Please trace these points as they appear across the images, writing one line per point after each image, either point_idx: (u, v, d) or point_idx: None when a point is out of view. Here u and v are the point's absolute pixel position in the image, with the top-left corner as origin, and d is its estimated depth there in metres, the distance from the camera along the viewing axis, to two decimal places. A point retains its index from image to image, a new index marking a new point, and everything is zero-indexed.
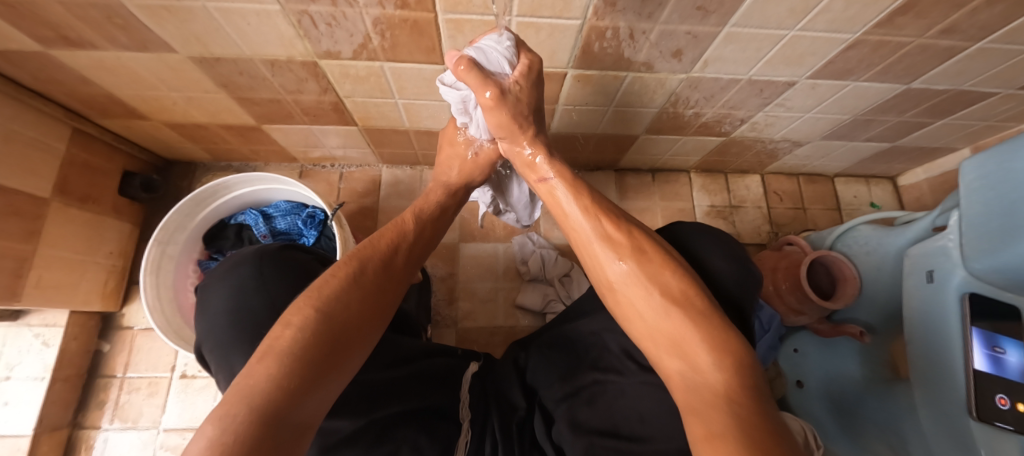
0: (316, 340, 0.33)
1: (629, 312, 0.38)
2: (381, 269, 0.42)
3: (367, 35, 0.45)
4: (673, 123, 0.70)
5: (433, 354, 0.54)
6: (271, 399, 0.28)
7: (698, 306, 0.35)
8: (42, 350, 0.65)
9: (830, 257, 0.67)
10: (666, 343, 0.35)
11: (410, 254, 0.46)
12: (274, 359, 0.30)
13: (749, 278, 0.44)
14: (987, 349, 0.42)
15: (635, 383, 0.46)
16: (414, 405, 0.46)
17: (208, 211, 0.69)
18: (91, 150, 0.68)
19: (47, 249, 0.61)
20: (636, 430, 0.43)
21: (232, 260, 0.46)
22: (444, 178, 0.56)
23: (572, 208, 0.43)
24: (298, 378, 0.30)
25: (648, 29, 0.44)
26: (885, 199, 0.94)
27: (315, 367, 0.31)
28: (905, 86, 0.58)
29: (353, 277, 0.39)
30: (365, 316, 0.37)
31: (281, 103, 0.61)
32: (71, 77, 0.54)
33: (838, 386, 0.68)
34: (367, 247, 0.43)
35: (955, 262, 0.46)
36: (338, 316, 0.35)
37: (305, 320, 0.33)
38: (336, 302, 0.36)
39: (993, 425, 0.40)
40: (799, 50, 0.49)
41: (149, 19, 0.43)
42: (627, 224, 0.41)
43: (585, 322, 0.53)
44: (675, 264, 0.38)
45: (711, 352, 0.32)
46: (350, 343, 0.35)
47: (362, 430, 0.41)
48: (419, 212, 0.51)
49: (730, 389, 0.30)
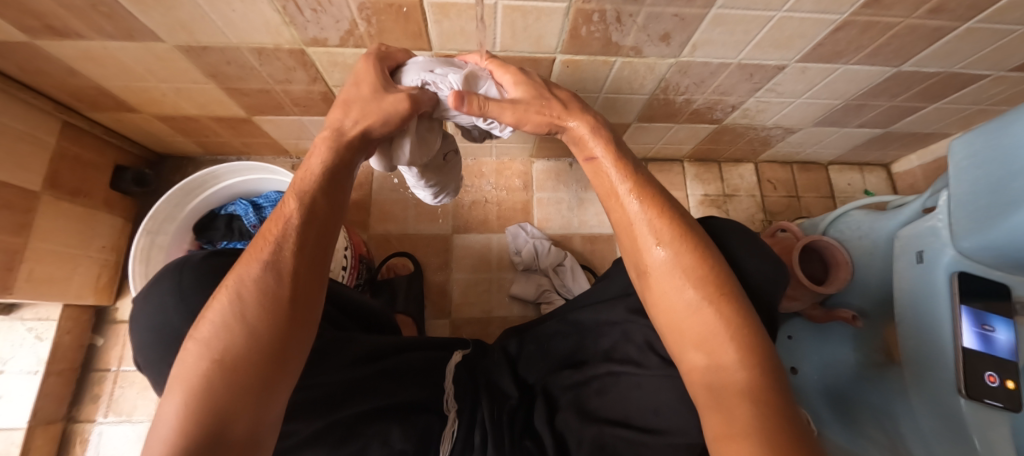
0: (212, 371, 0.30)
1: (660, 303, 0.37)
2: (266, 272, 0.35)
3: (354, 21, 0.45)
4: (664, 110, 0.69)
5: (410, 349, 0.54)
6: (183, 435, 0.28)
7: (732, 305, 0.34)
8: (35, 344, 0.65)
9: (822, 242, 0.67)
10: (691, 337, 0.35)
11: (294, 235, 0.37)
12: (178, 398, 0.29)
13: (779, 277, 0.44)
14: (976, 327, 0.43)
15: (655, 376, 0.43)
16: (380, 403, 0.46)
17: (198, 201, 0.68)
18: (82, 144, 0.67)
19: (38, 243, 0.61)
20: (651, 422, 0.42)
21: (158, 273, 0.45)
22: (336, 132, 0.40)
23: (627, 195, 0.40)
24: (207, 411, 0.29)
25: (635, 12, 0.44)
26: (879, 187, 0.94)
27: (224, 393, 0.29)
28: (895, 69, 0.58)
29: (235, 298, 0.34)
30: (257, 323, 0.33)
31: (271, 93, 0.61)
32: (59, 68, 0.54)
33: (831, 373, 0.69)
34: (241, 263, 0.36)
35: (944, 242, 0.46)
36: (223, 341, 0.32)
37: (194, 359, 0.31)
38: (227, 326, 0.32)
39: (982, 402, 0.41)
40: (787, 33, 0.49)
41: (134, 7, 0.42)
42: (678, 211, 0.40)
43: (606, 311, 0.50)
44: (711, 259, 0.37)
45: (739, 351, 0.32)
46: (258, 364, 0.31)
47: (318, 434, 0.41)
48: (303, 189, 0.39)
49: (754, 389, 0.30)
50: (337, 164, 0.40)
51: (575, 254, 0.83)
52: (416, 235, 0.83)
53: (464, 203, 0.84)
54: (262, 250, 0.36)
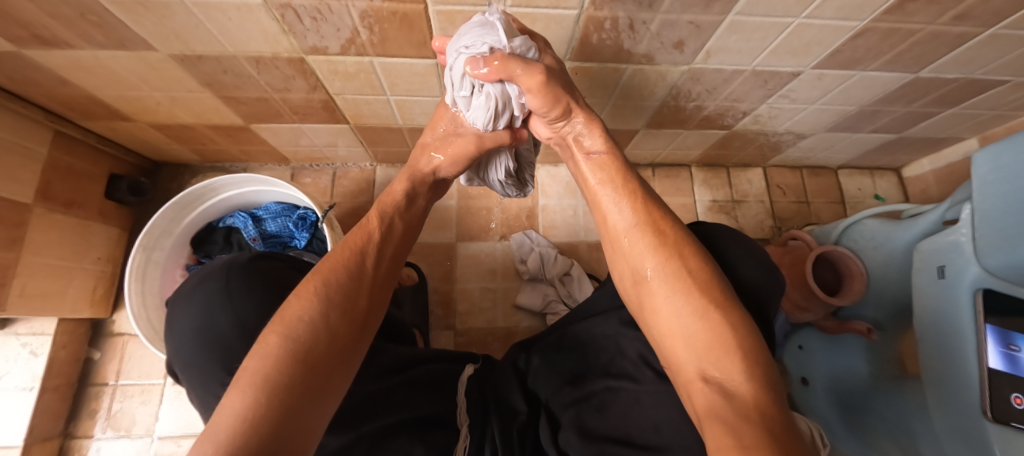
0: (290, 365, 0.32)
1: (657, 309, 0.36)
2: (349, 279, 0.39)
3: (355, 29, 0.43)
4: (674, 117, 0.68)
5: (428, 360, 0.53)
6: (251, 432, 0.28)
7: (736, 312, 0.33)
8: (30, 359, 0.64)
9: (836, 252, 0.65)
10: (698, 345, 0.33)
11: (382, 256, 0.43)
12: (251, 389, 0.30)
13: (774, 284, 0.42)
14: (1002, 347, 0.41)
15: (651, 392, 0.44)
16: (408, 416, 0.45)
17: (195, 214, 0.67)
18: (75, 153, 0.66)
19: (30, 257, 0.59)
20: (651, 440, 0.41)
21: (202, 273, 0.46)
22: (416, 175, 0.50)
23: (613, 202, 0.40)
24: (277, 409, 0.29)
25: (649, 19, 0.42)
26: (890, 191, 0.93)
27: (295, 393, 0.31)
28: (913, 76, 0.56)
29: (320, 297, 0.36)
30: (337, 330, 0.35)
31: (269, 102, 0.59)
32: (49, 78, 0.52)
33: (845, 384, 0.67)
34: (327, 266, 0.39)
35: (968, 258, 0.44)
36: (304, 336, 0.34)
37: (274, 349, 0.32)
38: (309, 325, 0.34)
39: (1008, 426, 0.39)
40: (805, 39, 0.47)
41: (125, 16, 0.40)
42: (674, 217, 0.39)
43: (599, 323, 0.52)
44: (712, 267, 0.36)
45: (743, 361, 0.31)
46: (328, 370, 0.33)
47: (349, 446, 0.40)
48: (387, 210, 0.46)
49: (761, 402, 0.30)
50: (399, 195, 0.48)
51: (580, 263, 0.82)
52: (418, 244, 0.81)
53: (468, 211, 0.83)
54: (348, 257, 0.40)
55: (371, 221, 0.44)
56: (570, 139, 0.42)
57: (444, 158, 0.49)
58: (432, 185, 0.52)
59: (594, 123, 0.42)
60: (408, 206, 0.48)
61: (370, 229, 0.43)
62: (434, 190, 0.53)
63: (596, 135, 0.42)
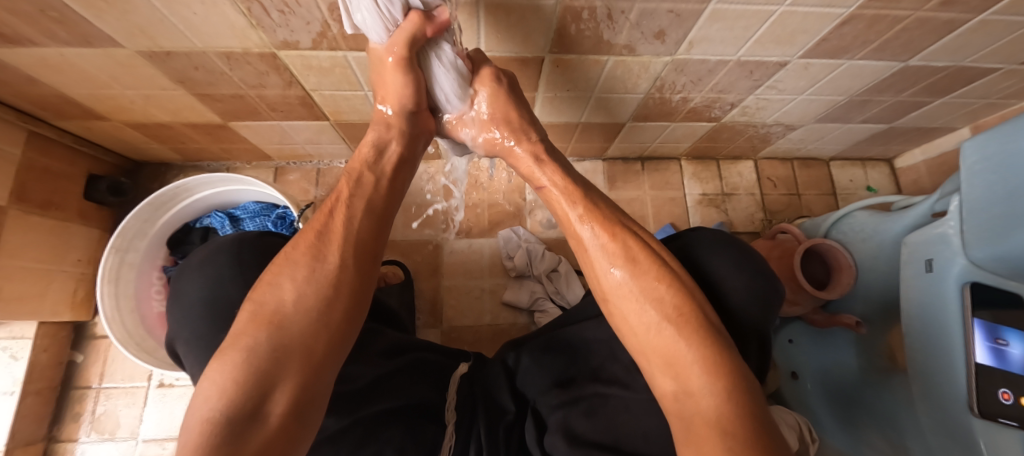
0: (261, 332, 0.32)
1: (624, 326, 0.35)
2: (318, 240, 0.36)
3: (325, 22, 0.41)
4: (660, 109, 0.66)
5: (423, 348, 0.54)
6: (228, 396, 0.30)
7: (693, 326, 0.32)
8: (10, 363, 0.63)
9: (825, 245, 0.64)
10: (657, 360, 0.33)
11: (364, 211, 0.39)
12: (226, 357, 0.31)
13: (773, 292, 0.41)
14: (989, 341, 0.40)
15: (642, 399, 0.43)
16: (403, 402, 0.45)
17: (170, 215, 0.66)
18: (51, 154, 0.64)
19: (6, 260, 0.58)
20: (641, 449, 0.41)
21: (209, 247, 0.45)
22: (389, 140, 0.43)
23: (579, 221, 0.38)
24: (253, 375, 0.30)
25: (627, 8, 0.41)
26: (882, 183, 0.92)
27: (268, 360, 0.31)
28: (902, 64, 0.55)
29: (288, 266, 0.35)
30: (306, 296, 0.34)
31: (245, 99, 0.58)
32: (16, 77, 0.50)
33: (833, 378, 0.67)
34: (301, 235, 0.37)
35: (955, 250, 0.43)
36: (269, 302, 0.33)
37: (248, 320, 0.33)
38: (275, 292, 0.34)
39: (996, 422, 0.39)
40: (790, 28, 0.46)
41: (86, 11, 0.39)
42: (636, 234, 0.37)
43: (591, 328, 0.49)
44: (672, 277, 0.35)
45: (707, 374, 0.31)
46: (304, 333, 0.33)
47: (346, 430, 0.40)
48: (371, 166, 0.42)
49: (722, 417, 0.29)
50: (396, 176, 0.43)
51: (569, 258, 0.81)
52: (405, 241, 0.80)
53: (455, 207, 0.82)
54: (319, 220, 0.38)
55: (366, 184, 0.41)
56: (525, 169, 0.43)
57: (390, 95, 0.42)
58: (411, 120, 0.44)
59: (530, 150, 0.43)
60: (377, 159, 0.42)
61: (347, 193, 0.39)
62: (420, 138, 0.46)
63: (546, 169, 0.42)
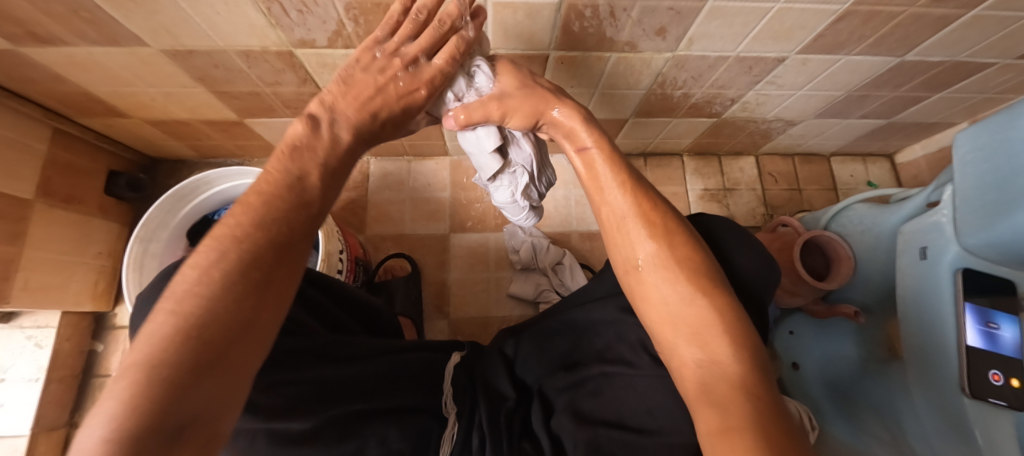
0: (187, 339, 0.27)
1: (651, 296, 0.37)
2: (267, 243, 0.33)
3: (340, 21, 0.43)
4: (662, 105, 0.68)
5: (409, 349, 0.52)
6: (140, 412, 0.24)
7: (723, 298, 0.35)
8: (35, 352, 0.65)
9: (824, 238, 0.66)
10: (686, 329, 0.35)
11: (311, 216, 0.36)
12: (137, 371, 0.25)
13: (773, 276, 0.43)
14: (980, 325, 0.42)
15: (648, 376, 0.45)
16: (377, 405, 0.44)
17: (190, 207, 0.68)
18: (74, 150, 0.67)
19: (32, 251, 0.60)
20: (645, 423, 0.43)
21: None
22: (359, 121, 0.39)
23: (615, 190, 0.40)
24: (177, 386, 0.25)
25: (629, 6, 0.43)
26: (882, 178, 0.93)
27: (182, 371, 0.26)
28: (898, 59, 0.56)
29: (234, 243, 0.31)
30: (252, 303, 0.30)
31: (261, 96, 0.60)
32: (46, 75, 0.53)
33: (834, 369, 0.69)
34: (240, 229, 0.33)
35: (948, 238, 0.45)
36: (206, 307, 0.28)
37: (184, 310, 0.28)
38: (210, 293, 0.29)
39: (987, 402, 0.41)
40: (787, 24, 0.47)
41: (116, 11, 0.41)
42: (665, 209, 0.40)
43: (597, 309, 0.51)
44: (702, 254, 0.37)
45: (731, 345, 0.33)
46: (242, 341, 0.29)
47: (318, 430, 0.39)
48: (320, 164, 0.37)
49: (747, 381, 0.31)
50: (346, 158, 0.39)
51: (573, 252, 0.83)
52: (413, 235, 0.82)
53: (461, 202, 0.83)
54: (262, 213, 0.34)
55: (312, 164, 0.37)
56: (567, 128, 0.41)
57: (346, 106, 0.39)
58: (403, 112, 0.39)
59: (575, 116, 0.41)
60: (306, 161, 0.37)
61: (310, 171, 0.37)
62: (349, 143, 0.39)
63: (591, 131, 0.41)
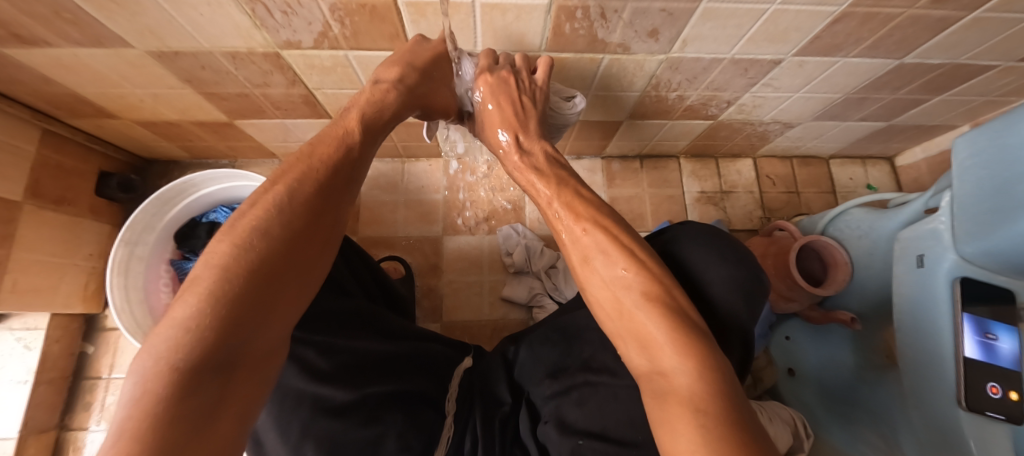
0: (239, 277, 0.27)
1: (600, 314, 0.36)
2: (318, 187, 0.33)
3: (326, 22, 0.43)
4: (657, 107, 0.67)
5: (433, 340, 0.54)
6: (195, 345, 0.25)
7: (663, 309, 0.32)
8: (24, 354, 0.65)
9: (821, 242, 0.65)
10: (635, 342, 0.33)
11: (358, 169, 0.36)
12: (196, 300, 0.26)
13: (753, 282, 0.42)
14: (978, 336, 0.41)
15: (628, 387, 0.43)
16: (407, 387, 0.46)
17: (178, 210, 0.68)
18: (64, 151, 0.66)
19: (21, 253, 0.60)
20: (626, 435, 0.41)
21: None
22: (404, 79, 0.41)
23: (555, 214, 0.40)
24: (229, 322, 0.26)
25: (620, 7, 0.42)
26: (882, 181, 0.92)
27: (235, 305, 0.27)
28: (897, 62, 0.55)
29: (291, 184, 0.32)
30: (302, 246, 0.31)
31: (250, 97, 0.60)
32: (32, 76, 0.52)
33: (829, 373, 0.68)
34: (292, 168, 0.33)
35: (946, 246, 0.44)
36: (260, 245, 0.29)
37: (235, 243, 0.28)
38: (263, 229, 0.29)
39: (984, 415, 0.40)
40: (782, 26, 0.46)
41: (98, 13, 0.41)
42: (601, 222, 0.38)
43: (585, 315, 0.51)
44: (641, 264, 0.35)
45: (680, 352, 0.30)
46: (286, 283, 0.30)
47: (354, 404, 0.41)
48: (365, 114, 0.38)
49: (697, 395, 0.28)
50: (386, 111, 0.40)
51: None
52: (405, 237, 0.81)
53: (455, 204, 0.83)
54: (314, 159, 0.34)
55: (349, 117, 0.37)
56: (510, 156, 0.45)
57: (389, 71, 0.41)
58: (429, 72, 0.43)
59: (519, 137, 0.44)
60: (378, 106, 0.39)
61: (353, 118, 0.37)
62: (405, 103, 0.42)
63: (529, 156, 0.44)
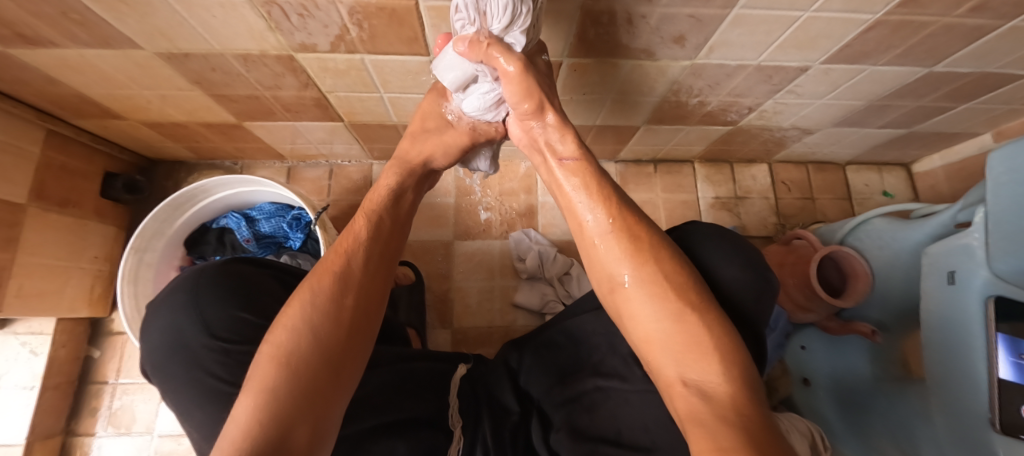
0: (281, 372, 0.33)
1: (634, 314, 0.35)
2: (336, 284, 0.39)
3: (343, 25, 0.41)
4: (675, 112, 0.66)
5: (415, 358, 0.51)
6: (253, 436, 0.29)
7: (712, 315, 0.32)
8: (30, 359, 0.64)
9: (842, 252, 0.64)
10: (676, 348, 0.32)
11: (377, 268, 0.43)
12: (253, 396, 0.32)
13: (763, 285, 0.41)
14: (1013, 357, 0.39)
15: (640, 391, 0.44)
16: (388, 418, 0.44)
17: (188, 215, 0.67)
18: (68, 152, 0.65)
19: (25, 257, 0.59)
20: (641, 439, 0.42)
21: (172, 282, 0.45)
22: (402, 164, 0.49)
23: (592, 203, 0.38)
24: (280, 412, 0.31)
25: (647, 13, 0.40)
26: (898, 187, 0.91)
27: (289, 396, 0.32)
28: (927, 70, 0.53)
29: (317, 287, 0.39)
30: (337, 337, 0.37)
31: (260, 99, 0.58)
32: (36, 77, 0.51)
33: (848, 383, 0.67)
34: (319, 274, 0.40)
35: (979, 263, 0.43)
36: (300, 342, 0.35)
37: (285, 341, 0.35)
38: (299, 330, 0.36)
39: (1015, 437, 0.38)
40: (812, 33, 0.45)
41: (106, 13, 0.39)
42: (646, 221, 0.37)
43: (590, 321, 0.50)
44: (688, 269, 0.35)
45: (720, 362, 0.30)
46: (325, 369, 0.35)
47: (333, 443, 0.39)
48: (375, 214, 0.46)
49: (739, 402, 0.29)
50: (399, 210, 0.48)
51: None
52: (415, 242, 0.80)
53: (465, 208, 0.82)
54: (333, 262, 0.41)
55: (356, 223, 0.45)
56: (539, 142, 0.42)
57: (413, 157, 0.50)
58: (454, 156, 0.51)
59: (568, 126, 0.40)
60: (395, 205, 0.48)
61: (361, 223, 0.45)
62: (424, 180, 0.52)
63: (569, 141, 0.40)
